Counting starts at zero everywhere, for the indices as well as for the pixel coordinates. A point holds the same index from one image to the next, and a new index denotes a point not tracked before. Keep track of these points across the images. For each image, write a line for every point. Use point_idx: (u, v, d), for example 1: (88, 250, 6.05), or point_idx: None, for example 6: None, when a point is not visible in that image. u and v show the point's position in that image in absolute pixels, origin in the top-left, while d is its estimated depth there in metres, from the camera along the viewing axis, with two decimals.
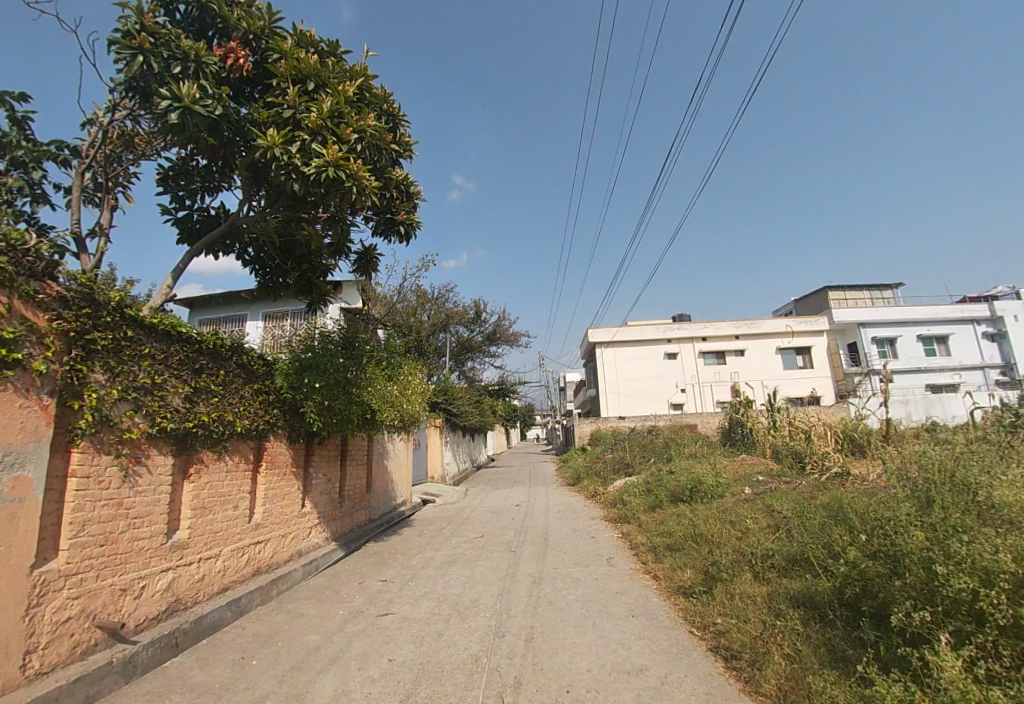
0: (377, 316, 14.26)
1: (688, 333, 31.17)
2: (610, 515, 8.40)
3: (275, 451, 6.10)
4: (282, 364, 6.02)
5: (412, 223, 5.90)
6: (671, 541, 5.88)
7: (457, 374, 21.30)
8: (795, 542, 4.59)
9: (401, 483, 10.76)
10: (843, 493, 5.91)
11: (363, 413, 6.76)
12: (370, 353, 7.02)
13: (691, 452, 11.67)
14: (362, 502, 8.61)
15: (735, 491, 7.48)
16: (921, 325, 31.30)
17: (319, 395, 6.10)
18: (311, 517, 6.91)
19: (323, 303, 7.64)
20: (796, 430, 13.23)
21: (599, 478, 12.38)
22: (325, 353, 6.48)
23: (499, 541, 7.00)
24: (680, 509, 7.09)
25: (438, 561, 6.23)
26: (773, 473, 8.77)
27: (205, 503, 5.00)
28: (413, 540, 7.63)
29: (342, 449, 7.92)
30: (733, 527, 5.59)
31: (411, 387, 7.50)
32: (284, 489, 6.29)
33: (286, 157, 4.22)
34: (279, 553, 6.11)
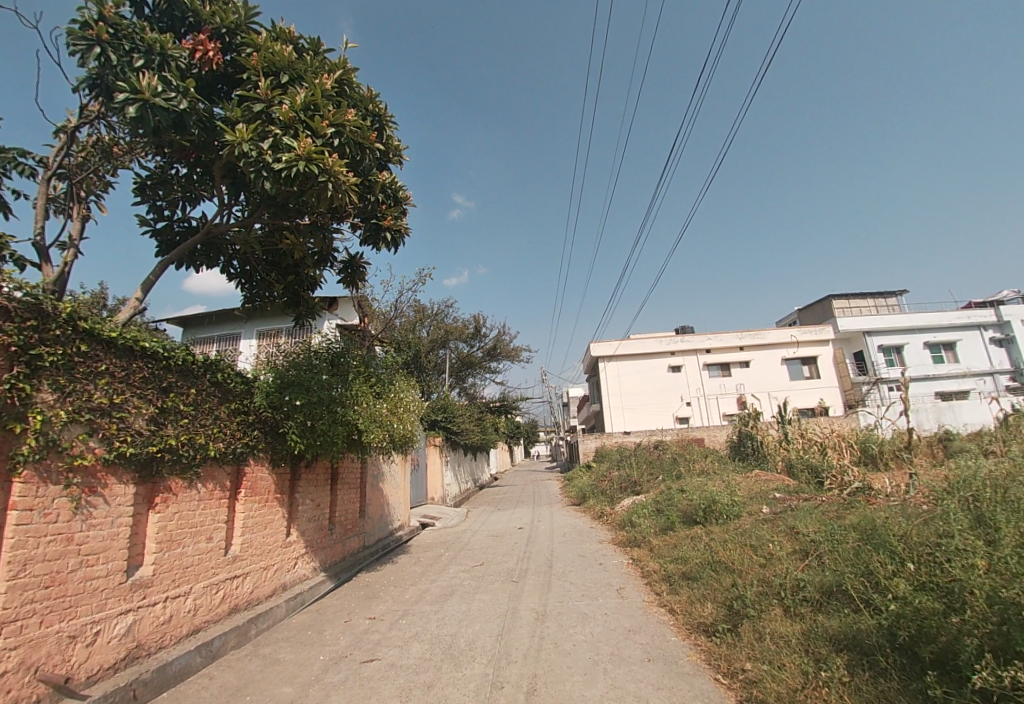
0: (373, 332, 13.90)
1: (692, 346, 30.72)
2: (619, 537, 7.87)
3: (255, 477, 5.65)
4: (262, 381, 5.61)
5: (400, 228, 5.54)
6: (686, 568, 5.38)
7: (457, 390, 20.85)
8: (829, 572, 4.09)
9: (398, 507, 10.24)
10: (873, 512, 5.41)
11: (350, 434, 6.29)
12: (359, 369, 6.59)
13: (701, 468, 11.14)
14: (354, 528, 8.10)
15: (752, 510, 6.96)
16: (928, 332, 30.78)
17: (301, 415, 5.66)
18: (297, 547, 6.42)
19: (311, 317, 7.25)
20: (810, 442, 12.69)
21: (605, 497, 11.84)
22: (309, 370, 6.05)
23: (500, 569, 6.49)
24: (694, 532, 6.58)
25: (433, 594, 5.72)
26: (792, 490, 8.23)
27: (173, 535, 4.54)
28: (408, 569, 7.11)
29: (332, 472, 7.46)
30: (755, 553, 5.09)
31: (402, 406, 7.04)
32: (265, 517, 5.82)
33: (255, 154, 3.97)
34: (260, 588, 5.62)
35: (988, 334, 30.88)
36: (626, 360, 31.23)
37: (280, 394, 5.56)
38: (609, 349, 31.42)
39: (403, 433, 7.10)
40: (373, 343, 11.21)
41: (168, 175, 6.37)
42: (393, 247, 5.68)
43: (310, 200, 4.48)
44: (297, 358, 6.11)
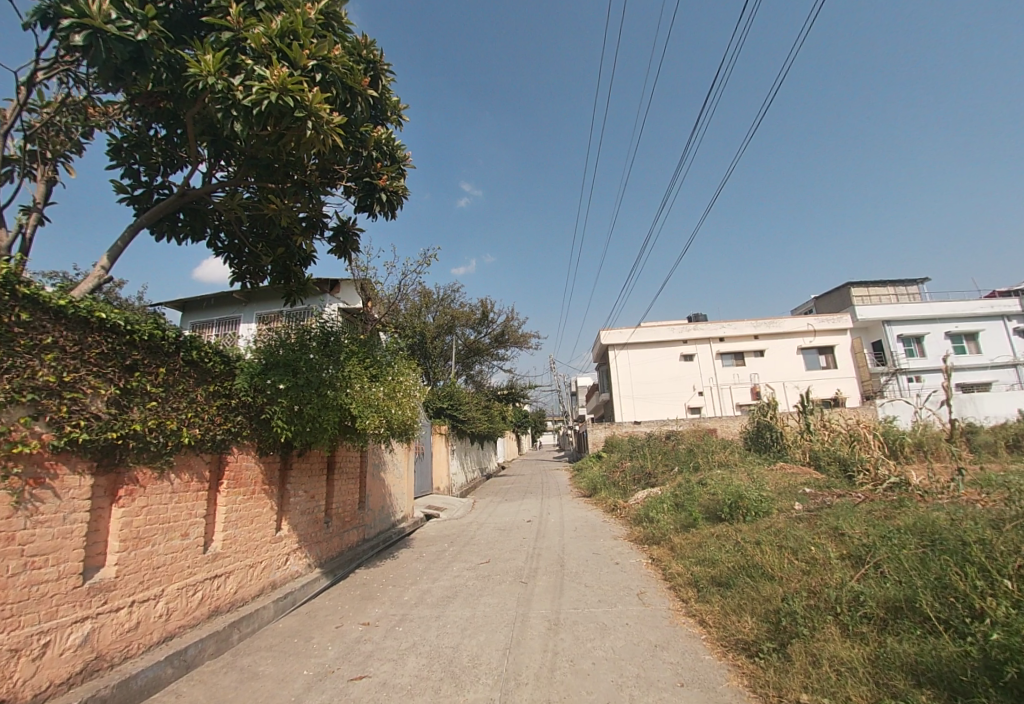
0: (377, 316, 13.36)
1: (705, 334, 29.93)
2: (635, 534, 7.31)
3: (240, 466, 5.14)
4: (245, 361, 5.07)
5: (396, 190, 4.93)
6: (716, 572, 4.81)
7: (464, 378, 20.27)
8: (893, 586, 3.49)
9: (401, 497, 9.77)
10: (930, 512, 4.77)
11: (342, 419, 5.70)
12: (354, 350, 6.02)
13: (720, 459, 10.52)
14: (353, 520, 7.62)
15: (783, 507, 6.35)
16: (951, 321, 29.71)
17: (286, 399, 5.08)
18: (288, 541, 5.94)
19: (304, 294, 6.63)
20: (833, 434, 12.02)
21: (617, 489, 11.27)
22: (298, 351, 5.50)
23: (508, 568, 5.96)
24: (720, 530, 6.00)
25: (434, 595, 5.20)
26: (822, 485, 7.60)
27: (140, 533, 4.05)
28: (409, 566, 6.60)
29: (328, 461, 6.95)
30: (797, 557, 4.50)
31: (401, 391, 6.41)
32: (252, 510, 5.33)
33: (223, 87, 3.35)
34: (245, 588, 5.14)
35: (1013, 324, 29.74)
36: (637, 349, 30.51)
37: (264, 376, 5.04)
38: (621, 336, 30.72)
39: (403, 420, 6.49)
40: (375, 326, 10.65)
41: (147, 138, 5.81)
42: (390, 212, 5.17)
43: (290, 146, 3.89)
44: (285, 337, 5.56)
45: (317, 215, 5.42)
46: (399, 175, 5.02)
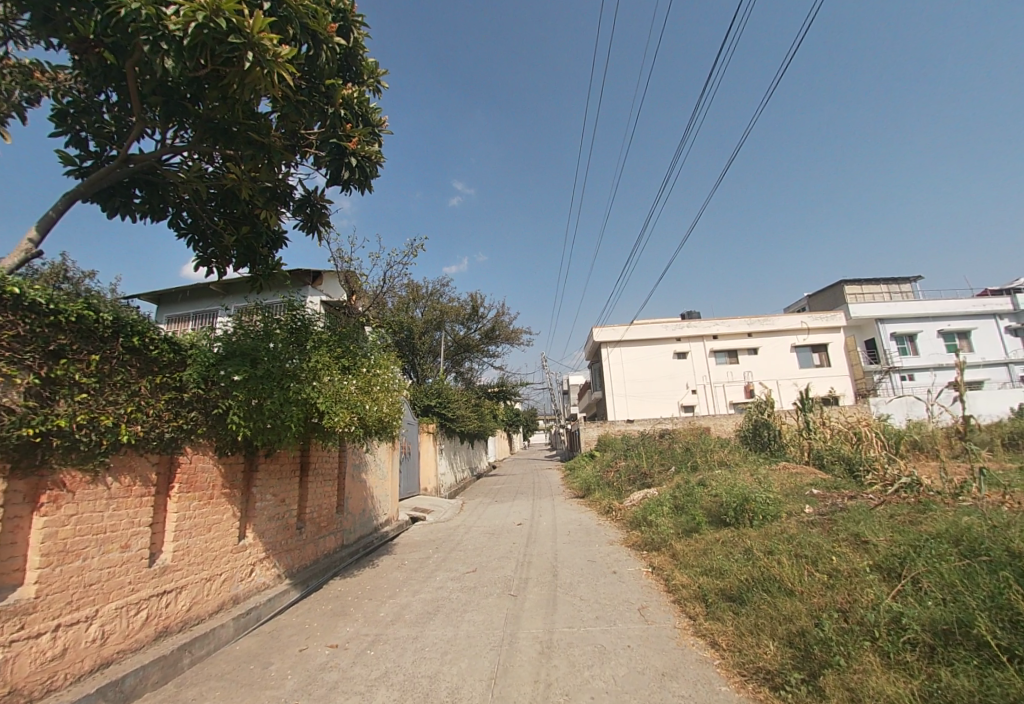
0: (362, 309, 12.77)
1: (699, 332, 29.65)
2: (632, 538, 6.84)
3: (195, 469, 4.59)
4: (199, 348, 4.50)
5: (368, 155, 4.39)
6: (726, 585, 4.34)
7: (454, 375, 19.69)
8: (936, 606, 3.06)
9: (384, 499, 9.24)
10: (960, 517, 4.35)
11: (307, 416, 5.11)
12: (325, 342, 5.45)
13: (720, 459, 10.08)
14: (330, 525, 7.07)
15: (792, 511, 5.91)
16: (943, 320, 29.63)
17: (243, 391, 4.49)
18: (254, 551, 5.40)
19: (272, 280, 6.04)
20: (834, 432, 11.64)
21: (612, 490, 10.82)
22: (261, 341, 4.94)
23: (496, 578, 5.45)
24: (727, 536, 5.55)
25: (413, 611, 4.67)
26: (830, 487, 7.17)
27: (68, 545, 3.49)
28: (388, 575, 6.06)
29: (301, 462, 6.39)
30: (818, 571, 4.04)
31: (378, 385, 5.82)
32: (209, 517, 4.78)
33: (150, 15, 2.94)
34: (200, 604, 4.60)
35: (1004, 323, 29.75)
36: (631, 346, 30.11)
37: (220, 365, 4.49)
38: (614, 334, 30.32)
39: (382, 418, 5.94)
40: (358, 319, 10.09)
41: (95, 104, 5.24)
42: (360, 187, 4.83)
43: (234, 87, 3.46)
44: (247, 323, 4.99)
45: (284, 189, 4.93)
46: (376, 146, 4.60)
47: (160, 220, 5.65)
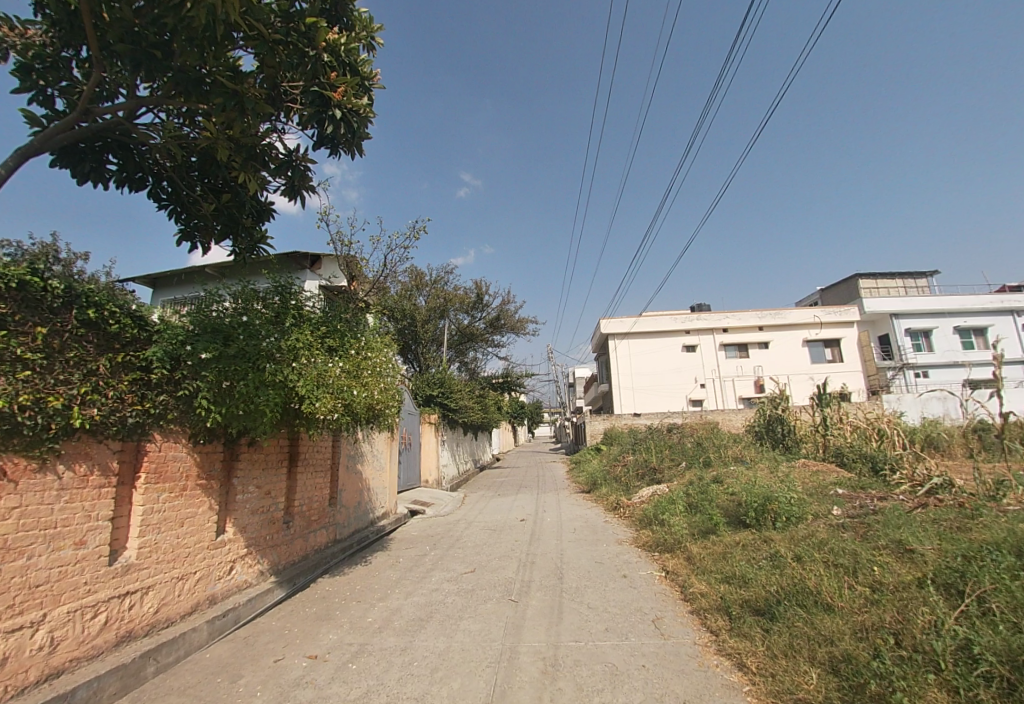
0: (362, 295, 12.31)
1: (709, 324, 29.02)
2: (643, 537, 6.40)
3: (165, 458, 4.18)
4: (167, 325, 4.07)
5: (355, 107, 3.84)
6: (753, 596, 3.88)
7: (457, 365, 19.23)
8: (1014, 634, 2.59)
9: (382, 491, 8.84)
10: (1018, 525, 3.86)
11: (286, 402, 4.66)
12: (309, 321, 4.99)
13: (734, 454, 9.58)
14: (322, 518, 6.67)
15: (819, 513, 5.43)
16: (960, 315, 28.75)
17: (214, 373, 4.04)
18: (234, 547, 5.01)
19: (256, 252, 5.55)
20: (852, 428, 11.09)
21: (619, 485, 10.38)
22: (238, 319, 4.50)
23: (495, 580, 5.02)
24: (749, 541, 5.08)
25: (403, 618, 4.24)
26: (855, 487, 6.67)
27: (10, 543, 3.07)
28: (381, 574, 5.65)
29: (289, 452, 5.97)
30: (858, 583, 3.57)
31: (368, 369, 5.35)
32: (182, 510, 4.37)
33: None
34: (169, 606, 4.22)
35: None
36: (639, 339, 29.51)
37: (191, 344, 4.07)
38: (622, 326, 29.72)
39: (375, 406, 5.48)
40: (356, 303, 9.63)
41: (63, 60, 4.70)
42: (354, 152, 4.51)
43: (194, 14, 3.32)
44: (224, 299, 4.55)
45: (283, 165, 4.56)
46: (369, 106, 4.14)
47: (138, 191, 5.20)
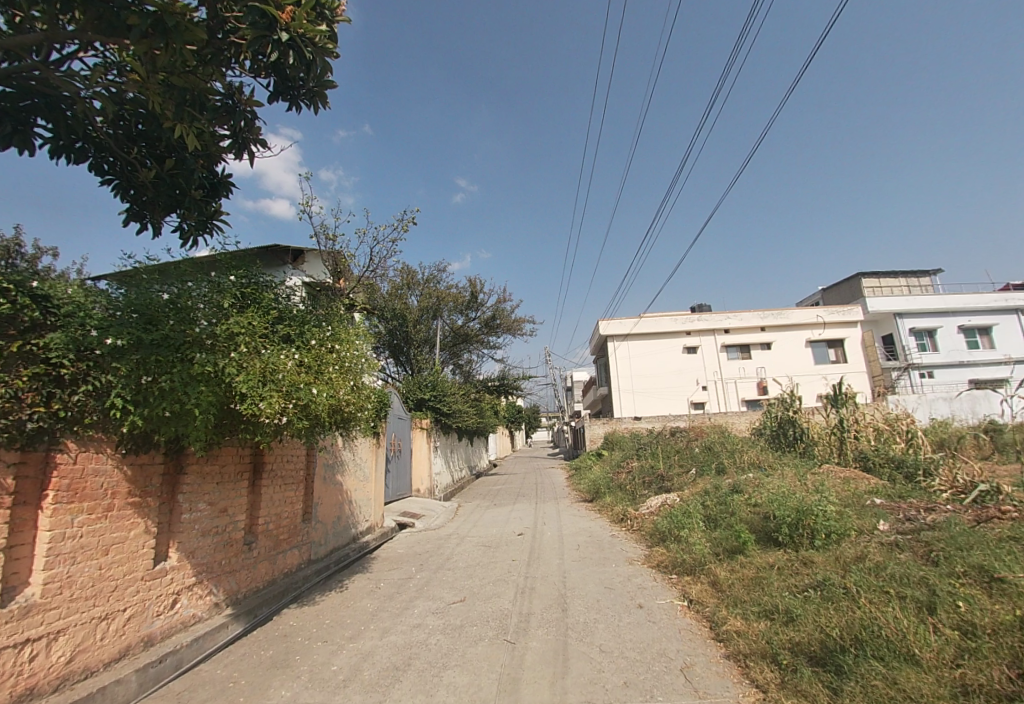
0: (350, 292, 11.57)
1: (710, 325, 28.39)
2: (656, 556, 5.66)
3: (82, 473, 3.41)
4: (82, 308, 3.24)
5: (302, 30, 3.11)
6: (809, 643, 3.11)
7: (452, 368, 18.49)
8: None
9: (366, 504, 8.05)
10: None
11: (225, 403, 3.61)
12: (256, 303, 3.98)
13: (749, 460, 8.85)
14: (293, 538, 5.88)
15: (863, 529, 4.71)
16: (964, 315, 28.18)
17: (130, 367, 2.98)
18: (178, 576, 4.22)
19: (208, 229, 4.76)
20: (871, 431, 10.38)
21: (625, 494, 9.63)
22: (172, 296, 3.36)
23: (488, 613, 4.25)
24: (788, 565, 4.34)
25: (375, 667, 3.46)
26: (893, 498, 5.96)
27: None
28: (356, 604, 4.86)
29: (251, 463, 5.20)
30: (945, 627, 2.85)
31: (334, 364, 4.45)
32: (102, 537, 3.57)
33: None
34: (88, 653, 3.42)
35: None
36: (639, 340, 28.83)
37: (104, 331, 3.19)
38: (623, 328, 29.00)
39: (343, 407, 4.62)
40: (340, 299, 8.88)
41: None
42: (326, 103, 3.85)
43: None
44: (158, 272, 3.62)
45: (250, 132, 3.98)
46: (329, 41, 3.46)
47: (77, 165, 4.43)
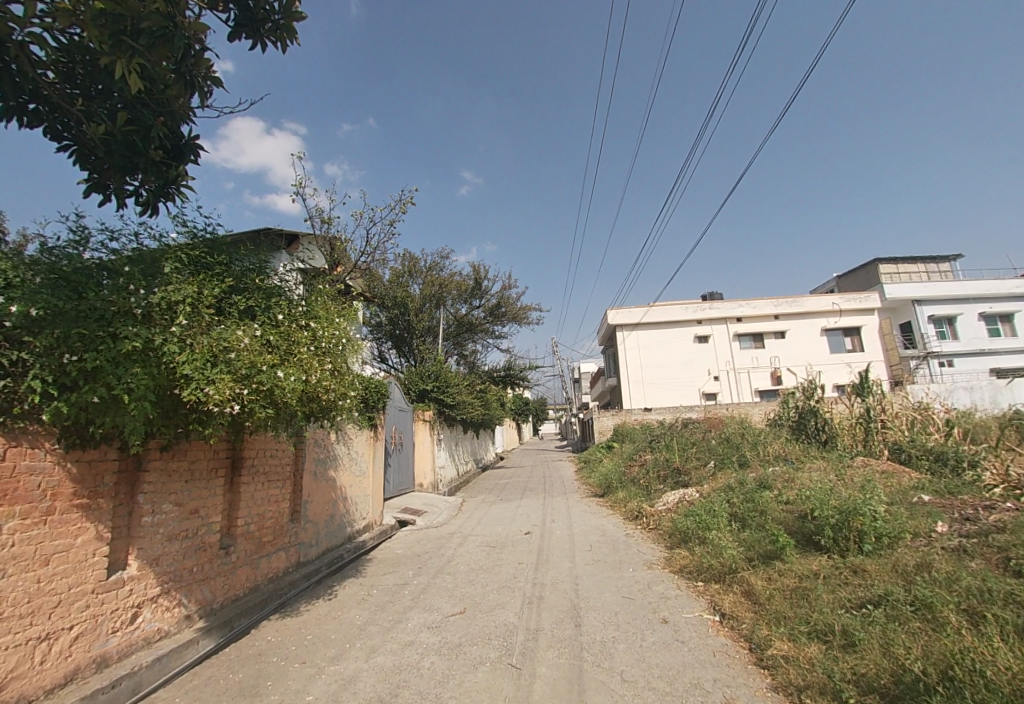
0: (348, 279, 11.03)
1: (722, 314, 27.63)
2: (678, 559, 5.11)
3: (11, 472, 2.88)
4: (10, 255, 2.65)
5: None
6: (886, 682, 2.51)
7: (456, 358, 17.99)
8: None
9: (363, 500, 7.57)
10: None
11: (165, 390, 2.78)
12: (212, 272, 3.23)
13: (772, 453, 8.25)
14: (278, 540, 5.37)
15: (919, 533, 4.11)
16: (986, 302, 27.14)
17: (44, 343, 2.36)
18: (139, 587, 3.73)
19: (171, 193, 4.18)
20: (902, 421, 9.70)
21: (638, 488, 9.08)
22: (104, 262, 2.76)
23: (490, 629, 3.71)
24: (835, 575, 3.78)
25: (356, 698, 2.94)
26: (943, 494, 5.34)
27: None
28: (343, 615, 4.35)
29: (227, 459, 4.69)
30: None
31: (307, 345, 3.58)
32: (40, 546, 3.05)
33: None
34: (24, 679, 2.91)
35: None
36: (648, 330, 28.15)
37: (13, 295, 2.37)
38: (632, 318, 28.26)
39: (322, 396, 3.72)
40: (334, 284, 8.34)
41: None
42: (295, 38, 3.34)
43: None
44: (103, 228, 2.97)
45: (199, 59, 3.50)
46: None
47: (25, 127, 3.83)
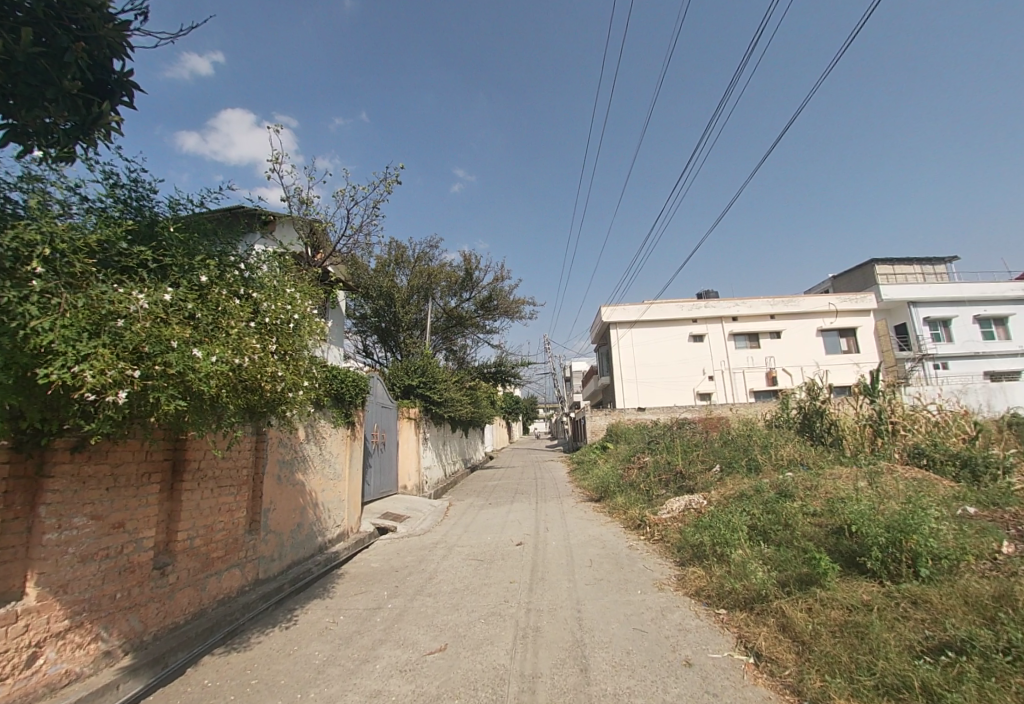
0: (327, 265, 10.25)
1: (716, 312, 27.24)
2: (693, 578, 4.47)
3: None
4: None
5: None
6: None
7: (445, 354, 17.24)
8: None
9: (337, 506, 6.84)
10: None
11: (31, 370, 2.05)
12: (120, 225, 2.53)
13: (782, 456, 7.66)
14: (230, 554, 4.62)
15: (983, 558, 3.49)
16: (981, 305, 26.94)
17: None
18: (39, 622, 2.94)
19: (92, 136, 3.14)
20: (915, 424, 9.16)
21: (637, 493, 8.45)
22: None
23: (477, 674, 3.02)
24: (891, 607, 3.15)
25: None
26: (987, 507, 4.75)
27: None
28: (301, 650, 3.63)
29: (166, 461, 3.96)
30: None
31: (245, 322, 2.89)
32: None
33: None
34: None
35: None
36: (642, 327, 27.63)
37: None
38: (627, 315, 27.69)
39: (266, 387, 3.02)
40: None
41: None
42: None
43: None
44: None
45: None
46: None
47: None
